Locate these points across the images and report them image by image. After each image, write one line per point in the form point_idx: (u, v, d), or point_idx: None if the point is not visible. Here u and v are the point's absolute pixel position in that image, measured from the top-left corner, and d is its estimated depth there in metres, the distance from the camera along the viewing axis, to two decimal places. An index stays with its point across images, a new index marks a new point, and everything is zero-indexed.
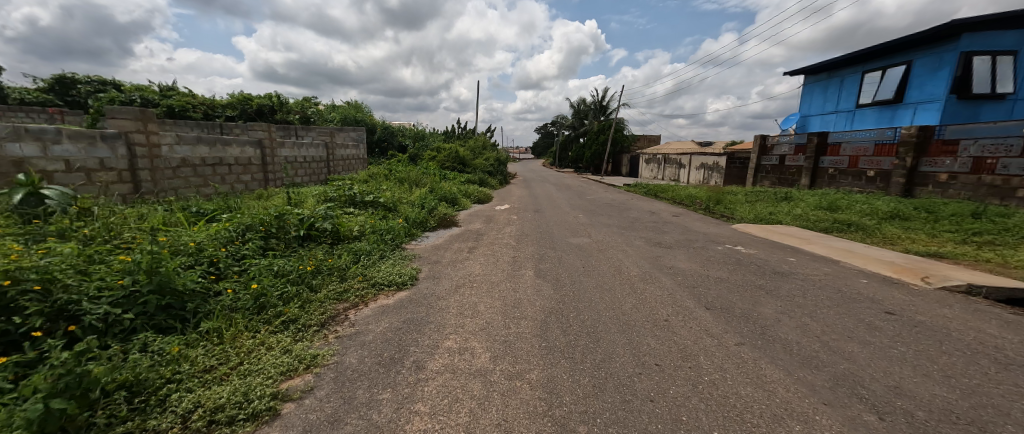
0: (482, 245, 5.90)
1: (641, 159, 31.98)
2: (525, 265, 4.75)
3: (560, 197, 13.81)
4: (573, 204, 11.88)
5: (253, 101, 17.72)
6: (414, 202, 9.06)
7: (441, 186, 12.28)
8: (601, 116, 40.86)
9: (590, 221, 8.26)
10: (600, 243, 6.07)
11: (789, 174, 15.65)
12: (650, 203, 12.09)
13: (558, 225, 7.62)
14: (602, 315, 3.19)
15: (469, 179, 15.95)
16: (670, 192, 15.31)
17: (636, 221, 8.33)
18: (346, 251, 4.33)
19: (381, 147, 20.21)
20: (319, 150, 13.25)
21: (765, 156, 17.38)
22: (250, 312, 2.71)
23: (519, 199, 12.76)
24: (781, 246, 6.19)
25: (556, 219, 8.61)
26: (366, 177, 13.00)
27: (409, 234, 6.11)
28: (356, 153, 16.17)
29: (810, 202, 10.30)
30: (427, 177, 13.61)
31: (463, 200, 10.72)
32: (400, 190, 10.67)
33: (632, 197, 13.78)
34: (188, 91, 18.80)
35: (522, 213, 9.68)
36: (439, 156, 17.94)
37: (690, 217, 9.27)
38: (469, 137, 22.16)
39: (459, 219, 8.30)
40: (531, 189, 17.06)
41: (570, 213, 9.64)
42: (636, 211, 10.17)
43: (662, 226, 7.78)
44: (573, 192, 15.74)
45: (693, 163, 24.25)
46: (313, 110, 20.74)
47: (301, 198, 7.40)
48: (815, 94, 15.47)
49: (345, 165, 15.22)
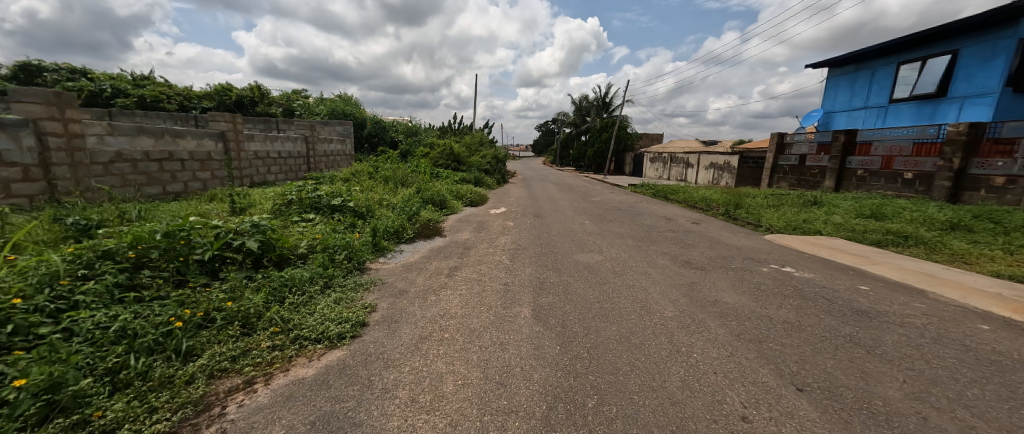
0: (467, 263, 4.70)
1: (646, 158, 30.76)
2: (520, 298, 3.55)
3: (562, 198, 12.62)
4: (578, 207, 10.67)
5: (232, 92, 16.50)
6: (393, 207, 7.83)
7: (431, 186, 11.08)
8: (603, 113, 39.55)
9: (599, 230, 7.07)
10: (614, 262, 4.89)
11: (810, 175, 14.44)
12: (662, 207, 10.88)
13: (561, 235, 6.45)
14: (640, 409, 1.98)
15: (464, 177, 14.76)
16: (680, 194, 14.13)
17: (651, 230, 7.16)
18: (269, 283, 3.11)
19: (372, 143, 18.99)
20: (297, 144, 12.06)
21: (782, 156, 16.15)
22: (14, 426, 1.53)
23: (517, 201, 11.58)
24: (839, 267, 4.99)
25: (559, 226, 7.43)
26: (348, 175, 11.80)
27: (375, 250, 4.88)
28: (340, 147, 14.94)
29: (846, 208, 9.10)
30: (416, 176, 12.40)
31: (453, 203, 9.50)
32: (382, 191, 9.45)
33: (641, 200, 12.59)
34: (164, 81, 17.67)
35: (519, 218, 8.47)
36: (432, 152, 16.73)
37: (712, 225, 8.08)
38: (465, 133, 20.89)
39: (445, 226, 7.09)
40: (530, 189, 15.85)
41: (574, 218, 8.46)
42: (649, 216, 8.97)
43: (684, 237, 6.60)
44: (576, 193, 14.56)
45: (702, 162, 23.02)
46: (300, 103, 19.50)
47: (254, 202, 6.18)
48: (840, 88, 14.22)
49: (328, 161, 14.02)
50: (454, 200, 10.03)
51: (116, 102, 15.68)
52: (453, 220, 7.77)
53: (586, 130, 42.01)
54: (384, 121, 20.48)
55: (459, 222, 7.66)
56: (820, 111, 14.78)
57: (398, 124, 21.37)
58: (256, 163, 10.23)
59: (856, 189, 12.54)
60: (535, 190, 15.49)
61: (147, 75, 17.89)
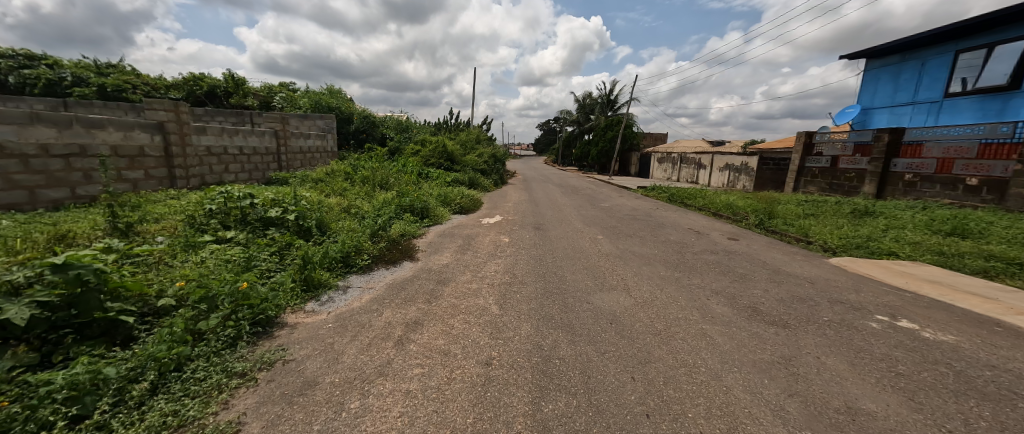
0: (434, 314, 3.15)
1: (653, 158, 29.25)
2: (508, 407, 2.01)
3: (567, 203, 11.16)
4: (587, 215, 9.15)
5: (203, 82, 14.99)
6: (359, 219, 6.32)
7: (415, 190, 9.55)
8: (608, 111, 37.97)
9: (618, 250, 5.55)
10: (651, 310, 3.35)
11: (845, 179, 12.91)
12: (685, 216, 9.34)
13: (570, 260, 4.93)
14: None
15: (456, 178, 13.26)
16: (700, 200, 12.62)
17: (684, 251, 5.62)
18: (13, 405, 1.61)
19: (359, 139, 17.50)
20: (264, 140, 10.57)
21: (810, 157, 14.61)
22: None
23: (516, 207, 10.08)
24: (974, 319, 3.46)
25: (566, 244, 5.91)
26: (323, 175, 10.30)
27: (303, 292, 3.36)
28: (319, 142, 13.43)
29: (910, 221, 7.57)
30: (401, 176, 10.94)
31: (439, 210, 7.95)
32: (353, 197, 7.95)
33: (656, 207, 11.07)
34: (132, 70, 16.21)
35: (516, 230, 6.95)
36: (423, 150, 15.21)
37: (753, 241, 6.58)
38: (461, 130, 19.37)
39: (421, 244, 5.56)
40: (531, 192, 14.33)
41: (583, 231, 6.96)
42: (674, 229, 7.45)
43: (729, 263, 5.06)
44: (583, 197, 13.07)
45: (716, 163, 21.45)
46: (282, 95, 17.98)
47: (163, 215, 4.66)
48: (881, 81, 12.63)
49: (305, 157, 12.53)
50: (441, 206, 8.53)
51: (75, 91, 14.20)
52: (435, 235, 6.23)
53: (589, 128, 40.45)
54: (374, 116, 18.98)
55: (441, 237, 6.11)
56: (857, 107, 13.19)
57: (389, 119, 19.85)
58: (208, 161, 8.72)
59: (903, 196, 11.00)
60: (536, 193, 13.98)
61: (113, 63, 16.37)
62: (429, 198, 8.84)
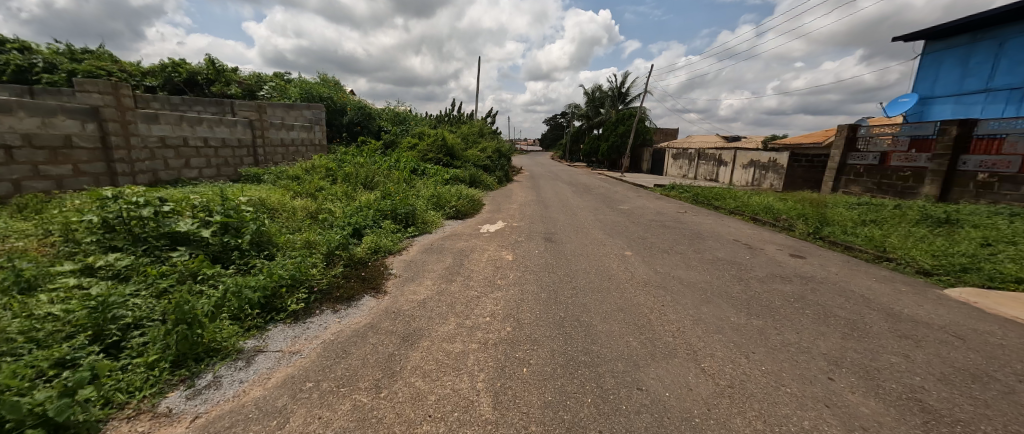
0: (377, 424, 1.79)
1: (667, 154, 27.66)
2: None
3: (581, 205, 9.77)
4: (606, 220, 7.75)
5: (182, 68, 13.78)
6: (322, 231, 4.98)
7: (405, 190, 8.20)
8: (619, 104, 36.28)
9: (660, 277, 4.15)
10: (751, 412, 1.96)
11: (898, 179, 11.35)
12: (723, 223, 7.90)
13: (597, 294, 3.55)
14: None
15: (455, 176, 11.94)
16: (730, 202, 11.12)
17: (746, 277, 4.22)
18: None
19: (353, 132, 16.22)
20: (237, 130, 9.32)
21: (854, 153, 13.03)
22: None
23: (521, 210, 8.73)
24: None
25: (587, 265, 4.52)
26: (302, 171, 9.01)
27: (169, 371, 2.04)
28: (306, 134, 12.16)
29: (1013, 233, 6.09)
30: (391, 174, 9.65)
31: (429, 216, 6.59)
32: (327, 201, 6.63)
33: (683, 210, 9.67)
34: (109, 57, 15.01)
35: (523, 243, 5.59)
36: (421, 143, 13.91)
37: (823, 260, 5.19)
38: (463, 122, 18.00)
39: (396, 267, 4.20)
40: (539, 191, 12.99)
41: (606, 244, 5.59)
42: (717, 241, 6.03)
43: (819, 299, 3.66)
44: (597, 197, 11.70)
45: (738, 160, 19.82)
46: (271, 85, 16.72)
47: (33, 229, 3.37)
48: (943, 66, 11.00)
49: (287, 151, 11.26)
50: (433, 211, 7.18)
51: (43, 78, 13.01)
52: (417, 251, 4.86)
53: (599, 122, 38.80)
54: (370, 108, 17.68)
55: (425, 254, 4.74)
56: (912, 96, 11.58)
57: (387, 111, 18.52)
58: (162, 154, 7.48)
59: (975, 199, 9.46)
60: (545, 193, 12.60)
61: (90, 49, 15.18)
62: (418, 201, 7.49)
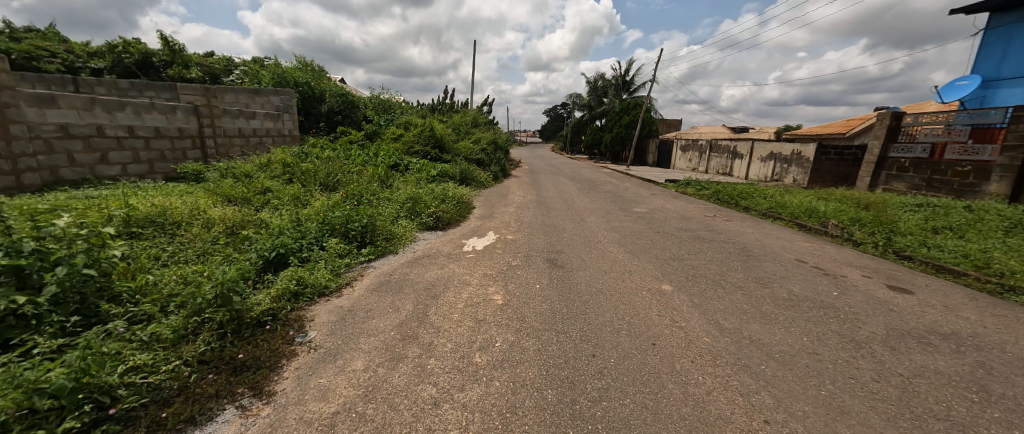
0: None
1: (675, 146, 26.08)
2: None
3: (590, 207, 8.27)
4: (626, 228, 6.28)
5: (134, 48, 12.12)
6: (225, 266, 3.45)
7: (375, 192, 6.60)
8: (622, 93, 34.49)
9: (734, 340, 2.66)
10: None
11: (954, 175, 9.91)
12: (768, 232, 6.42)
13: (645, 394, 2.04)
14: None
15: (443, 172, 10.40)
16: (761, 203, 9.59)
17: (864, 339, 2.75)
18: None
19: (333, 121, 14.63)
20: (176, 118, 7.75)
21: (897, 145, 11.49)
22: None
23: (518, 215, 7.26)
24: None
25: (615, 317, 3.00)
26: (253, 167, 7.46)
27: None
28: (272, 123, 10.56)
29: None
30: (363, 171, 8.09)
31: (396, 230, 5.01)
32: (264, 210, 5.08)
33: (710, 212, 8.21)
34: (54, 35, 13.27)
35: (520, 269, 4.08)
36: (407, 134, 12.37)
37: (938, 296, 3.72)
38: (455, 111, 16.39)
39: (315, 327, 2.65)
40: (540, 189, 11.51)
41: (635, 271, 4.10)
42: (779, 264, 4.56)
43: (1015, 394, 2.18)
44: (606, 196, 10.23)
45: (757, 152, 18.26)
46: (243, 69, 15.05)
47: None
48: (1015, 41, 9.40)
49: (247, 142, 9.68)
50: (404, 221, 5.59)
51: None
52: (362, 293, 3.31)
53: (601, 112, 37.06)
54: (353, 95, 16.05)
55: (372, 300, 3.18)
56: (972, 78, 10.03)
57: (373, 99, 16.90)
58: (65, 146, 6.05)
59: None
60: (546, 191, 11.08)
61: (33, 27, 13.43)
62: (386, 207, 5.90)
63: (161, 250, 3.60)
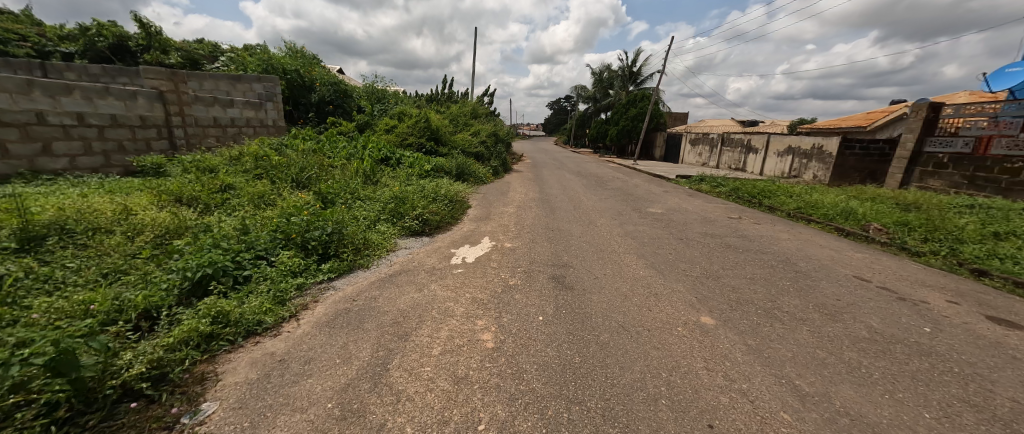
0: None
1: (684, 140, 25.08)
2: None
3: (599, 207, 7.45)
4: (642, 233, 5.46)
5: (108, 31, 11.28)
6: (133, 291, 2.64)
7: (355, 190, 5.76)
8: (629, 85, 33.35)
9: (827, 420, 1.83)
10: None
11: (1001, 172, 8.98)
12: (807, 238, 5.58)
13: None
14: None
15: (437, 166, 9.57)
16: (787, 202, 8.68)
17: (1010, 416, 1.91)
18: None
19: (324, 111, 13.79)
20: (137, 105, 6.94)
21: (934, 139, 10.54)
22: None
23: (519, 215, 6.45)
24: None
25: (648, 373, 2.15)
26: (221, 161, 6.64)
27: None
28: (252, 112, 9.73)
29: None
30: (346, 166, 7.25)
31: (372, 237, 4.18)
32: (215, 213, 4.25)
33: (732, 213, 7.35)
34: (26, 18, 12.45)
35: (519, 292, 3.26)
36: (401, 125, 11.51)
37: None
38: (453, 102, 15.50)
39: (219, 395, 1.84)
40: (543, 185, 10.67)
41: (662, 294, 3.28)
42: (838, 283, 3.72)
43: None
44: (615, 194, 9.40)
45: (773, 146, 17.29)
46: (229, 56, 14.21)
47: None
48: None
49: (222, 132, 8.86)
50: (385, 225, 4.75)
51: None
52: (306, 332, 2.48)
53: (606, 105, 35.98)
54: (346, 84, 15.20)
55: (317, 343, 2.35)
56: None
57: (368, 89, 16.04)
58: None
59: None
60: (549, 187, 10.25)
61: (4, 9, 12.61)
62: (365, 209, 5.06)
63: (55, 269, 2.79)
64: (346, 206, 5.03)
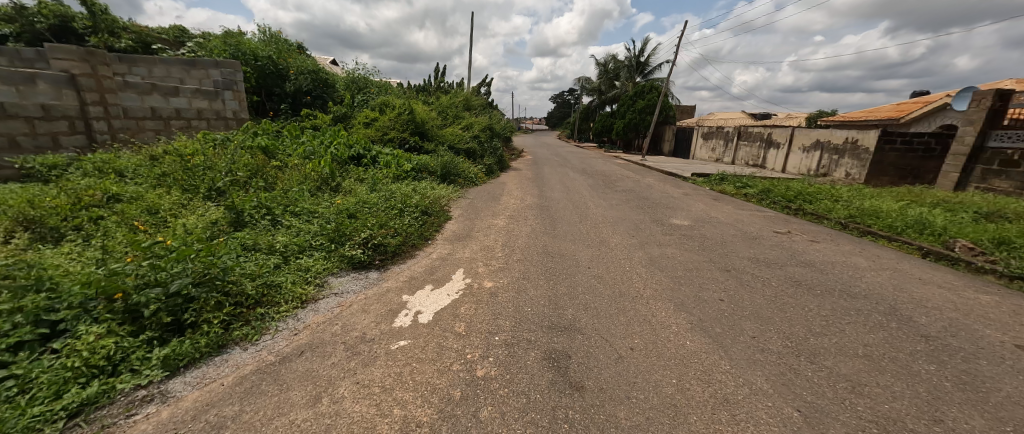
0: None
1: (695, 134, 23.52)
2: None
3: (609, 217, 6.10)
4: (671, 259, 4.11)
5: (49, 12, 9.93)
6: None
7: (292, 203, 4.36)
8: (635, 76, 31.74)
9: None
10: None
11: None
12: (890, 266, 4.20)
13: None
14: None
15: (419, 166, 8.20)
16: (834, 209, 7.25)
17: None
18: None
19: (301, 103, 12.43)
20: (35, 92, 5.69)
21: (1001, 132, 9.02)
22: None
23: (509, 231, 5.09)
24: None
25: None
26: (136, 161, 5.25)
27: None
28: (205, 102, 8.36)
29: None
30: (298, 168, 5.86)
31: (279, 283, 2.77)
32: (51, 247, 2.86)
33: (776, 224, 5.96)
34: None
35: (489, 403, 1.87)
36: (382, 117, 10.12)
37: None
38: (445, 92, 14.09)
39: None
40: (543, 186, 9.29)
41: (742, 408, 1.87)
42: (1004, 365, 2.33)
43: None
44: (627, 198, 8.02)
45: (797, 141, 15.77)
46: (196, 42, 12.83)
47: None
48: None
49: (163, 125, 7.55)
50: (314, 256, 3.36)
51: None
52: None
53: (612, 97, 34.37)
54: (327, 72, 13.81)
55: None
56: None
57: (353, 79, 14.68)
58: None
59: None
60: (550, 189, 8.89)
61: None
62: (293, 232, 3.67)
63: None
64: (266, 228, 3.64)
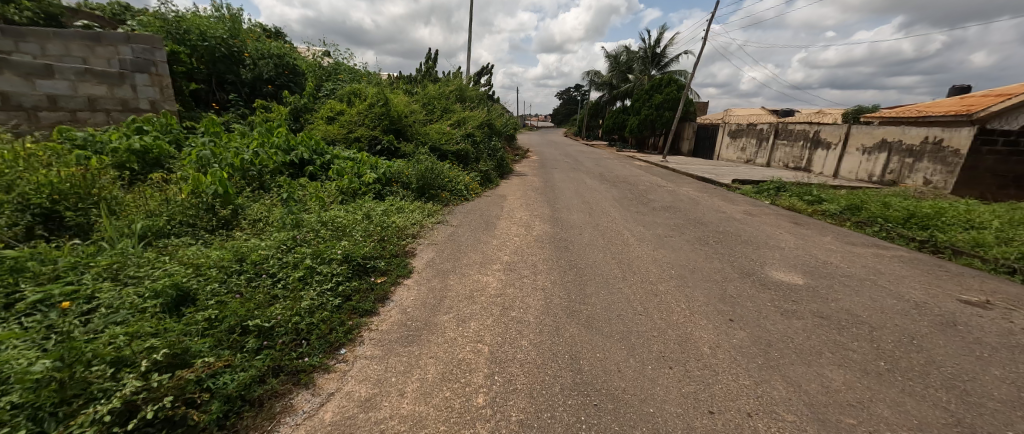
0: None
1: (721, 132, 21.07)
2: None
3: (668, 266, 3.83)
4: (869, 420, 1.81)
5: None
6: None
7: (51, 282, 2.11)
8: (651, 68, 29.26)
9: None
10: None
11: None
12: None
13: None
14: None
15: (385, 176, 5.94)
16: (989, 244, 4.91)
17: None
18: None
19: (262, 93, 10.28)
20: None
21: None
22: None
23: (508, 307, 2.84)
24: None
25: None
26: None
27: None
28: (100, 88, 6.07)
29: None
30: (165, 189, 3.61)
31: None
32: None
33: (939, 282, 3.67)
34: None
35: None
36: (349, 109, 7.91)
37: None
38: (437, 81, 11.84)
39: None
40: (555, 200, 7.03)
41: None
42: None
43: None
44: (675, 222, 5.74)
45: (854, 140, 13.29)
46: (138, 19, 10.65)
47: None
48: None
49: (24, 118, 5.41)
50: None
51: None
52: None
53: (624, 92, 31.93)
54: (298, 58, 11.60)
55: None
56: None
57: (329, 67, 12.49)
58: None
59: None
60: (565, 205, 6.63)
61: None
62: None
63: None
64: None
